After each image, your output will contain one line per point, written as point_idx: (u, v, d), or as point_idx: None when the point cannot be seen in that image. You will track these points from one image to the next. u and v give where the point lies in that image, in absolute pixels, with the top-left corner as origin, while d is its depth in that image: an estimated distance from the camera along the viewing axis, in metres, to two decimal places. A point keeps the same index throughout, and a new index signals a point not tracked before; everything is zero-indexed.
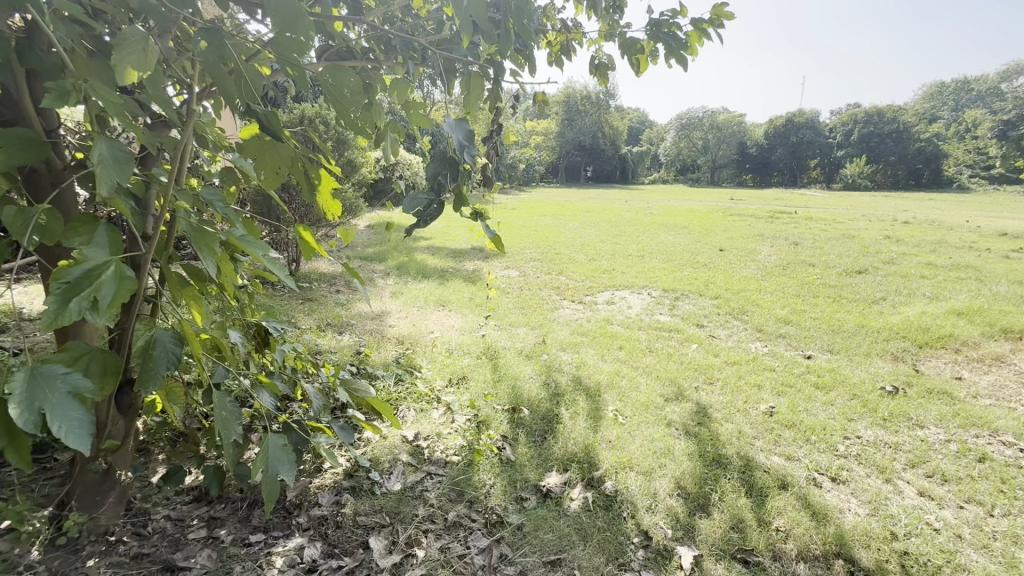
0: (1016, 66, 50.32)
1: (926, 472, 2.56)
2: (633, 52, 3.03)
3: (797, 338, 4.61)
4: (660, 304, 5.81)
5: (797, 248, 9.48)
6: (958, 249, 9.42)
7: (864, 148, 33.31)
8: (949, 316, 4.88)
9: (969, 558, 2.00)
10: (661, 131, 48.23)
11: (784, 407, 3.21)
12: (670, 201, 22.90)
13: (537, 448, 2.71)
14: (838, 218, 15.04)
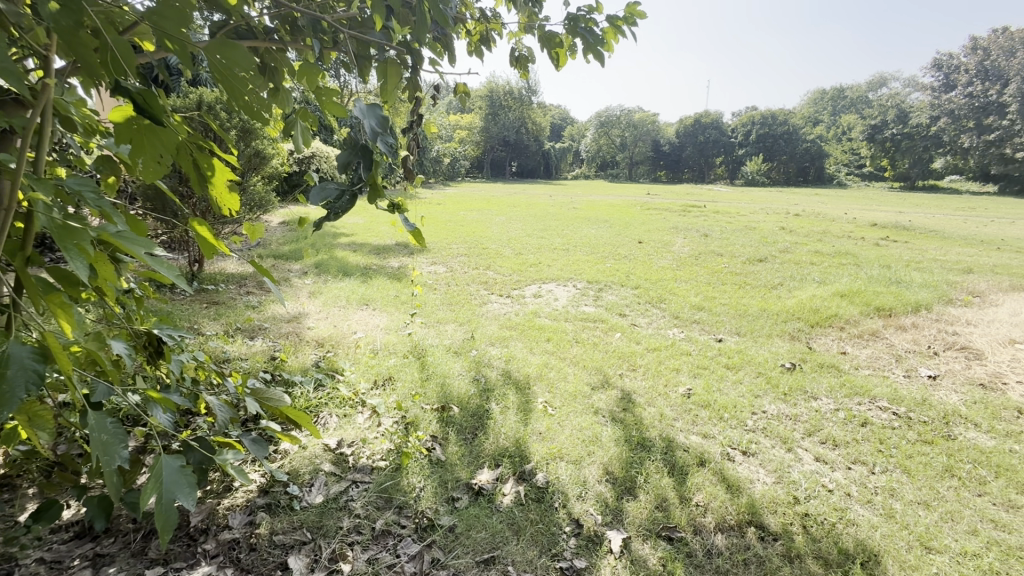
0: (880, 78, 57.59)
1: (820, 439, 2.83)
2: (551, 45, 3.07)
3: (709, 322, 4.94)
4: (585, 296, 5.98)
5: (707, 240, 10.19)
6: (839, 238, 10.63)
7: (761, 147, 36.53)
8: (834, 298, 5.46)
9: (857, 513, 2.23)
10: (583, 128, 49.69)
11: (700, 388, 3.42)
12: (592, 196, 23.71)
13: (467, 445, 2.67)
14: (741, 211, 16.36)
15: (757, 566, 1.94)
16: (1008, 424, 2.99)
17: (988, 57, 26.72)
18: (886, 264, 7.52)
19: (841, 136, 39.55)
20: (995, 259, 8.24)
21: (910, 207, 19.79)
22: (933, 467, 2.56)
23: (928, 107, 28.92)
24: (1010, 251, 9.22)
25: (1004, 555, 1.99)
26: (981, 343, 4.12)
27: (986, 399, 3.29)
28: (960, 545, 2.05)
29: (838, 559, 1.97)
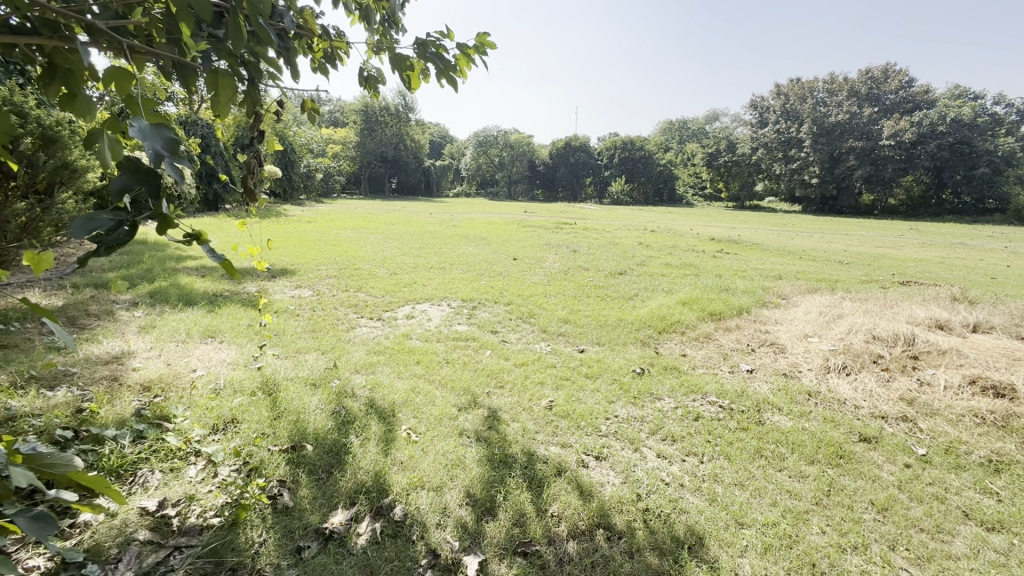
0: (714, 115, 67.51)
1: (661, 436, 3.14)
2: (403, 68, 3.07)
3: (573, 334, 5.27)
4: (458, 315, 6.00)
5: (576, 255, 10.89)
6: (685, 251, 12.07)
7: (623, 170, 40.26)
8: (678, 305, 6.17)
9: (687, 501, 2.51)
10: (463, 147, 50.36)
11: (561, 399, 3.60)
12: (471, 214, 24.06)
13: (319, 486, 2.48)
14: (606, 228, 17.77)
15: (603, 567, 2.06)
16: (801, 405, 3.62)
17: (788, 100, 32.52)
18: (719, 274, 8.71)
19: (686, 162, 45.39)
20: (798, 266, 10.00)
21: (740, 223, 23.27)
22: (747, 450, 2.98)
23: (749, 140, 34.38)
24: (809, 260, 11.24)
25: (795, 520, 2.37)
26: (784, 338, 4.94)
27: (786, 386, 3.95)
28: (765, 516, 2.39)
29: (671, 547, 2.17)
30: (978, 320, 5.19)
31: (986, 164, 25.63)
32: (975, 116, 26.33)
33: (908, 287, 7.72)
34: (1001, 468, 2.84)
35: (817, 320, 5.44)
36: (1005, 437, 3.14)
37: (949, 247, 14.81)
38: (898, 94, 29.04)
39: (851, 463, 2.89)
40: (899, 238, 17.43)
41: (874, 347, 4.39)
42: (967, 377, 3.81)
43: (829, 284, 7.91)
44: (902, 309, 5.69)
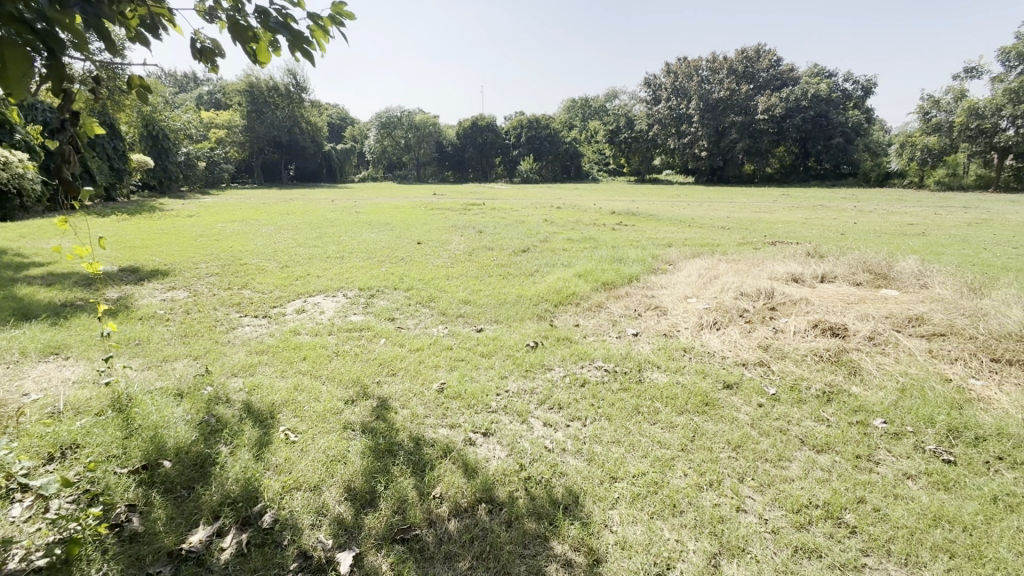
0: (613, 93, 70.19)
1: (549, 405, 3.25)
2: (246, 39, 2.75)
3: (472, 315, 5.27)
4: (354, 305, 5.74)
5: (481, 236, 10.86)
6: (586, 226, 12.49)
7: (531, 148, 40.61)
8: (575, 278, 6.39)
9: (567, 464, 2.62)
10: (366, 128, 47.77)
11: (454, 380, 3.59)
12: (376, 199, 23.03)
13: (176, 506, 2.25)
14: (514, 207, 17.83)
15: (481, 540, 2.09)
16: (676, 361, 3.93)
17: (677, 78, 34.31)
18: (616, 246, 9.13)
19: (589, 139, 46.87)
20: (686, 234, 10.77)
21: (641, 196, 24.62)
22: (626, 408, 3.18)
23: (645, 116, 36.14)
24: (696, 227, 12.14)
25: (662, 467, 2.57)
26: (667, 301, 5.31)
27: (666, 345, 4.26)
28: (636, 467, 2.57)
29: (548, 511, 2.26)
30: (824, 271, 5.93)
31: (840, 134, 29.17)
32: (830, 92, 29.68)
33: (774, 247, 8.60)
34: (831, 397, 3.30)
35: (696, 282, 5.91)
36: (836, 371, 3.64)
37: (812, 210, 16.71)
38: (768, 72, 31.55)
39: (714, 409, 3.18)
40: (773, 204, 19.36)
41: (740, 303, 4.86)
42: (811, 322, 4.35)
43: (710, 249, 8.60)
44: (766, 266, 6.35)
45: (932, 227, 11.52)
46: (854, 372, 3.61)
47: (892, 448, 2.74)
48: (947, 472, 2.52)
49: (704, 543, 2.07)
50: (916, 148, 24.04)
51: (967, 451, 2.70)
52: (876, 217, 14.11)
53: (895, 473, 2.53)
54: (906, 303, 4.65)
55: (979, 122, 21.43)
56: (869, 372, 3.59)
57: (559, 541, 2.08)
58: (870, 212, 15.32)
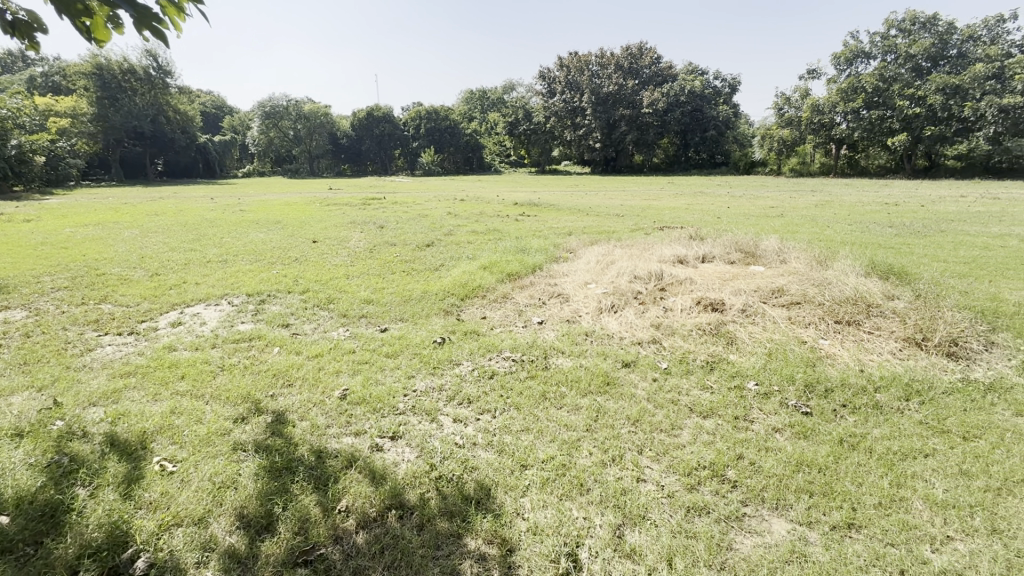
0: (510, 85, 71.13)
1: (458, 400, 3.23)
2: (75, 12, 2.33)
3: (375, 314, 5.06)
4: (241, 314, 5.23)
5: (381, 231, 10.45)
6: (490, 217, 12.55)
7: (431, 140, 39.82)
8: (480, 270, 6.40)
9: (478, 458, 2.62)
10: (247, 117, 43.55)
11: (358, 385, 3.42)
12: (263, 196, 21.16)
13: (19, 566, 1.89)
14: (416, 201, 17.38)
15: (392, 549, 2.02)
16: (579, 345, 4.10)
17: (570, 72, 35.53)
18: (519, 236, 9.29)
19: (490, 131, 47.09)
20: (584, 222, 11.27)
21: (543, 187, 25.29)
22: (534, 396, 3.26)
23: (542, 109, 37.07)
24: (593, 216, 12.73)
25: (569, 449, 2.67)
26: (569, 288, 5.52)
27: (569, 331, 4.43)
28: (545, 453, 2.64)
29: (460, 508, 2.25)
30: (704, 252, 6.54)
31: (713, 127, 32.28)
32: (703, 89, 32.65)
33: (662, 232, 9.30)
34: (713, 365, 3.66)
35: (594, 268, 6.21)
36: (717, 342, 4.04)
37: (693, 196, 18.31)
38: (651, 69, 33.69)
39: (615, 388, 3.37)
40: (661, 192, 20.89)
41: (634, 286, 5.20)
42: (694, 300, 4.77)
43: (607, 236, 9.07)
44: (655, 250, 6.84)
45: (788, 210, 13.16)
46: (732, 342, 4.03)
47: (763, 406, 3.11)
48: (805, 422, 2.91)
49: (609, 515, 2.18)
50: (774, 139, 27.36)
51: (819, 402, 3.14)
52: (745, 201, 15.86)
53: (766, 428, 2.87)
54: (769, 277, 5.29)
55: (819, 117, 24.93)
56: (743, 340, 4.03)
57: (472, 537, 2.08)
58: (741, 197, 17.14)
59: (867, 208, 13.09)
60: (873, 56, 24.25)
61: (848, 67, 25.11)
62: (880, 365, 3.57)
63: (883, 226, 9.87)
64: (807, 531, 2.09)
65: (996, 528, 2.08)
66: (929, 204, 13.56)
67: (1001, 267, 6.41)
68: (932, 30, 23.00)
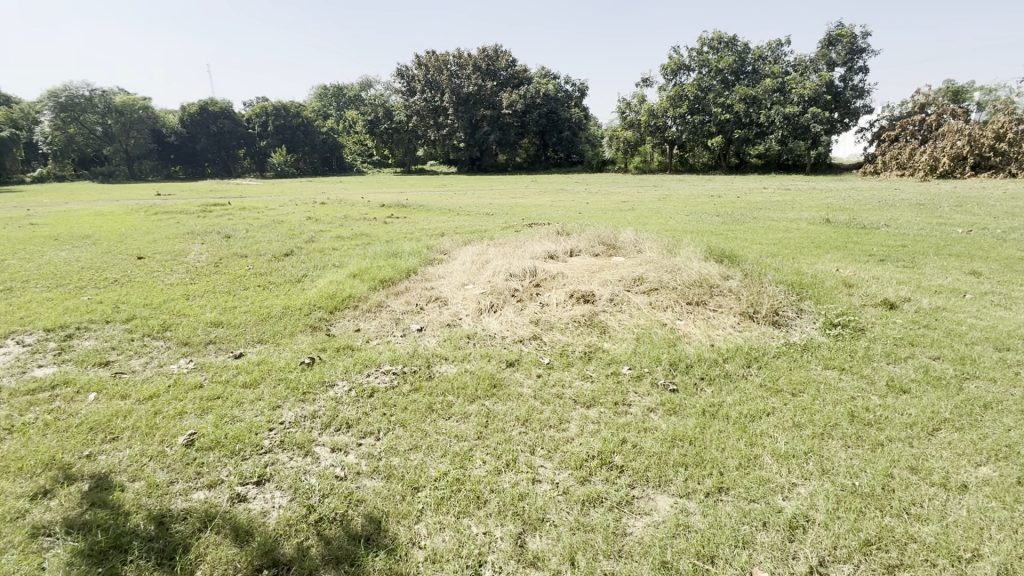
0: (366, 81, 67.99)
1: (336, 427, 2.92)
2: None
3: (227, 339, 4.39)
4: (38, 356, 4.14)
5: (228, 241, 9.19)
6: (356, 221, 11.81)
7: (281, 139, 36.31)
8: (349, 279, 5.94)
9: (364, 489, 2.38)
10: (31, 108, 35.20)
11: (208, 426, 2.90)
12: (62, 204, 17.28)
13: None
14: (268, 205, 15.66)
15: None
16: (462, 349, 4.01)
17: (428, 71, 35.03)
18: (389, 240, 8.87)
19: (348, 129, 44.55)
20: (455, 222, 11.19)
21: (410, 187, 24.66)
22: (420, 410, 3.07)
23: (403, 108, 36.07)
24: (464, 215, 12.70)
25: (462, 461, 2.56)
26: (447, 291, 5.38)
27: (450, 335, 4.31)
28: (437, 470, 2.50)
29: (347, 551, 2.01)
30: (571, 247, 6.89)
31: (568, 128, 34.51)
32: (557, 92, 34.63)
33: (531, 229, 9.61)
34: (590, 355, 3.83)
35: (471, 268, 6.15)
36: (591, 332, 4.26)
37: (555, 193, 19.29)
38: (507, 71, 34.63)
39: (502, 389, 3.34)
40: (526, 190, 21.66)
41: (510, 283, 5.25)
42: (568, 293, 4.98)
43: (479, 235, 9.11)
44: (527, 247, 7.02)
45: (638, 204, 14.54)
46: (604, 331, 4.28)
47: (638, 389, 3.33)
48: (674, 399, 3.18)
49: (509, 525, 2.13)
50: (620, 140, 30.15)
51: (683, 378, 3.47)
52: (600, 197, 17.22)
53: (642, 409, 3.08)
54: (630, 266, 5.74)
55: (655, 120, 28.17)
56: (614, 328, 4.30)
57: None
58: (597, 193, 18.52)
59: (698, 201, 15.10)
60: (692, 68, 27.86)
61: (674, 77, 28.61)
62: (725, 338, 4.08)
63: (712, 216, 11.40)
64: (686, 502, 2.26)
65: (824, 468, 2.46)
66: (742, 196, 16.05)
67: (799, 246, 7.79)
68: (733, 49, 26.77)
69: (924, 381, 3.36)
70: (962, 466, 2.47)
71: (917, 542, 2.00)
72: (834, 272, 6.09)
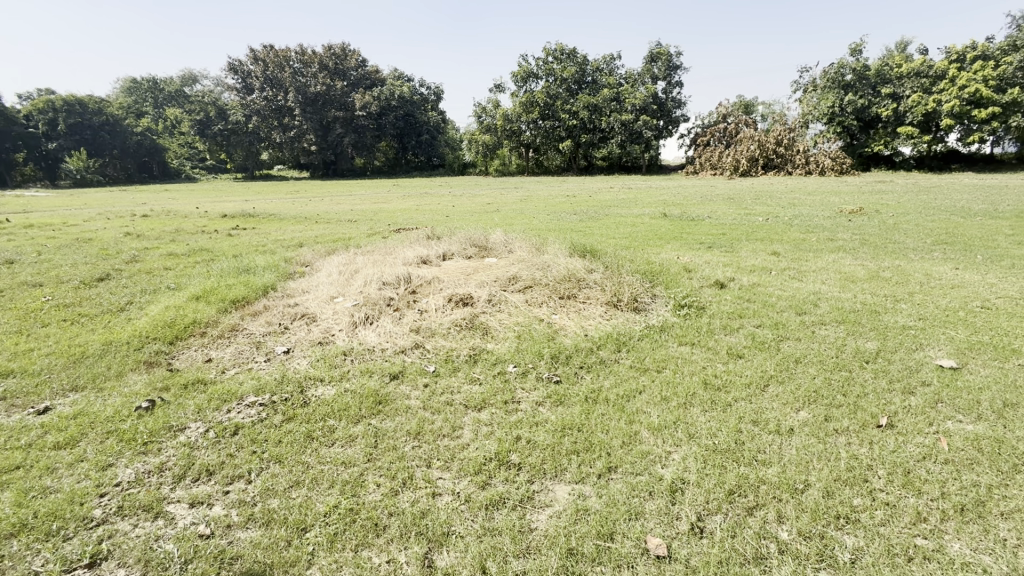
0: (189, 75, 59.48)
1: (193, 478, 2.49)
2: None
3: (23, 391, 3.48)
4: None
5: (10, 268, 7.28)
6: (191, 235, 10.25)
7: (78, 140, 29.98)
8: (191, 303, 5.13)
9: (239, 543, 2.07)
10: None
11: (8, 507, 2.26)
12: None
13: None
14: (67, 221, 12.80)
15: None
16: (340, 368, 3.72)
17: (267, 67, 31.85)
18: (238, 254, 7.86)
19: (171, 129, 38.55)
20: (314, 231, 10.36)
21: (256, 194, 22.17)
22: (297, 441, 2.77)
23: (240, 107, 32.31)
24: (323, 223, 11.82)
25: (353, 489, 2.37)
26: (314, 306, 4.94)
27: (324, 354, 3.96)
28: (325, 504, 2.27)
29: None
30: (444, 251, 6.84)
31: (427, 131, 34.29)
32: (412, 94, 34.06)
33: (400, 234, 9.32)
34: (475, 358, 3.84)
35: (338, 279, 5.74)
36: (474, 334, 4.27)
37: (419, 197, 18.98)
38: (358, 71, 33.02)
39: (388, 405, 3.17)
40: (389, 194, 20.93)
41: (385, 292, 5.02)
42: (446, 297, 4.92)
43: (343, 244, 8.56)
44: (398, 253, 6.79)
45: (502, 205, 14.97)
46: (487, 332, 4.32)
47: (524, 385, 3.42)
48: (558, 390, 3.34)
49: (414, 548, 2.03)
50: (479, 143, 30.76)
51: (564, 369, 3.65)
52: (466, 199, 17.41)
53: (531, 405, 3.17)
54: (504, 267, 5.89)
55: (510, 125, 29.35)
56: (496, 328, 4.37)
57: None
58: (461, 196, 18.64)
59: (556, 200, 16.13)
60: (540, 77, 29.53)
61: (524, 84, 30.09)
62: (596, 327, 4.40)
63: (570, 214, 12.23)
64: (582, 487, 2.39)
65: (690, 433, 2.79)
66: (594, 195, 17.52)
67: (646, 238, 8.76)
68: (574, 61, 28.98)
69: (753, 346, 4.01)
70: (787, 413, 3.00)
71: (766, 483, 2.37)
72: (676, 260, 6.96)
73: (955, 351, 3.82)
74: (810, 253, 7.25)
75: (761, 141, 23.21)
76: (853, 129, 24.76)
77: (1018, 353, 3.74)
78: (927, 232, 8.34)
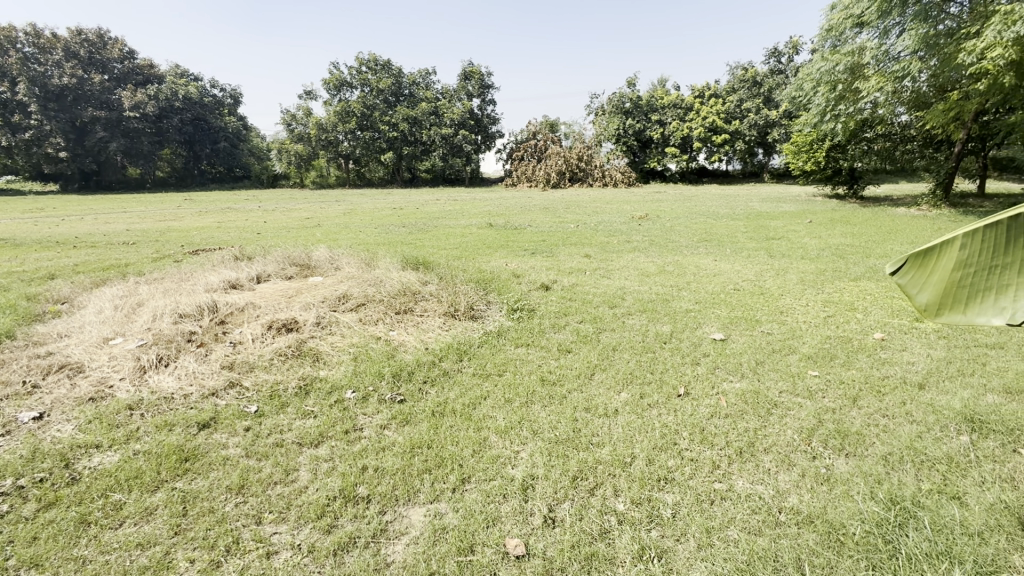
0: None
1: None
2: None
3: None
4: None
5: None
6: None
7: None
8: None
9: None
10: None
11: None
12: None
13: None
14: None
15: None
16: (124, 427, 2.97)
17: None
18: None
19: None
20: (71, 258, 8.22)
21: None
22: (65, 531, 2.13)
23: None
24: (85, 247, 9.41)
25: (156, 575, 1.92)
26: (78, 353, 3.87)
27: (99, 413, 3.12)
28: None
29: None
30: (257, 272, 6.05)
31: (224, 139, 30.24)
32: (202, 96, 29.61)
33: (197, 256, 7.97)
34: (307, 389, 3.46)
35: (113, 316, 4.62)
36: (303, 363, 3.84)
37: (220, 213, 16.43)
38: (123, 63, 27.40)
39: (198, 460, 2.65)
40: (180, 210, 17.73)
41: (182, 326, 4.20)
42: (264, 325, 4.34)
43: (119, 271, 6.97)
44: (197, 279, 5.79)
45: (323, 220, 13.95)
46: (318, 358, 3.93)
47: (365, 410, 3.21)
48: (403, 410, 3.21)
49: None
50: (291, 153, 28.21)
51: (407, 387, 3.53)
52: (279, 215, 15.80)
53: (375, 430, 2.98)
54: (331, 285, 5.47)
55: (325, 135, 27.56)
56: (328, 353, 4.00)
57: None
58: (274, 211, 16.78)
59: (382, 213, 15.72)
60: (354, 86, 28.39)
61: (337, 93, 28.60)
62: (436, 340, 4.36)
63: (398, 227, 11.96)
64: (437, 506, 2.32)
65: (534, 430, 2.95)
66: (421, 207, 17.51)
67: (475, 248, 9.06)
68: (389, 73, 28.51)
69: (579, 340, 4.43)
70: (612, 396, 3.38)
71: (602, 463, 2.62)
72: (505, 267, 7.35)
73: (722, 325, 4.79)
74: (614, 254, 8.38)
75: (566, 157, 26.06)
76: (634, 148, 29.43)
77: (759, 322, 4.87)
78: (692, 233, 10.38)
